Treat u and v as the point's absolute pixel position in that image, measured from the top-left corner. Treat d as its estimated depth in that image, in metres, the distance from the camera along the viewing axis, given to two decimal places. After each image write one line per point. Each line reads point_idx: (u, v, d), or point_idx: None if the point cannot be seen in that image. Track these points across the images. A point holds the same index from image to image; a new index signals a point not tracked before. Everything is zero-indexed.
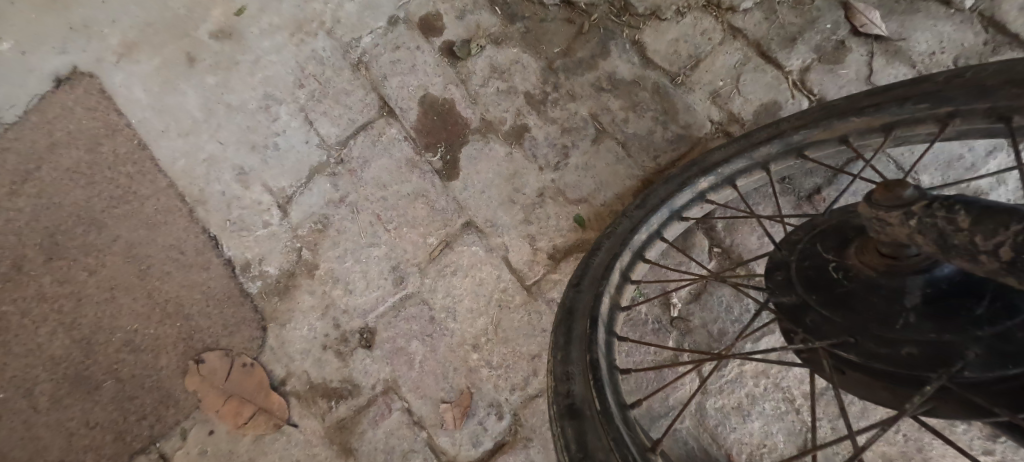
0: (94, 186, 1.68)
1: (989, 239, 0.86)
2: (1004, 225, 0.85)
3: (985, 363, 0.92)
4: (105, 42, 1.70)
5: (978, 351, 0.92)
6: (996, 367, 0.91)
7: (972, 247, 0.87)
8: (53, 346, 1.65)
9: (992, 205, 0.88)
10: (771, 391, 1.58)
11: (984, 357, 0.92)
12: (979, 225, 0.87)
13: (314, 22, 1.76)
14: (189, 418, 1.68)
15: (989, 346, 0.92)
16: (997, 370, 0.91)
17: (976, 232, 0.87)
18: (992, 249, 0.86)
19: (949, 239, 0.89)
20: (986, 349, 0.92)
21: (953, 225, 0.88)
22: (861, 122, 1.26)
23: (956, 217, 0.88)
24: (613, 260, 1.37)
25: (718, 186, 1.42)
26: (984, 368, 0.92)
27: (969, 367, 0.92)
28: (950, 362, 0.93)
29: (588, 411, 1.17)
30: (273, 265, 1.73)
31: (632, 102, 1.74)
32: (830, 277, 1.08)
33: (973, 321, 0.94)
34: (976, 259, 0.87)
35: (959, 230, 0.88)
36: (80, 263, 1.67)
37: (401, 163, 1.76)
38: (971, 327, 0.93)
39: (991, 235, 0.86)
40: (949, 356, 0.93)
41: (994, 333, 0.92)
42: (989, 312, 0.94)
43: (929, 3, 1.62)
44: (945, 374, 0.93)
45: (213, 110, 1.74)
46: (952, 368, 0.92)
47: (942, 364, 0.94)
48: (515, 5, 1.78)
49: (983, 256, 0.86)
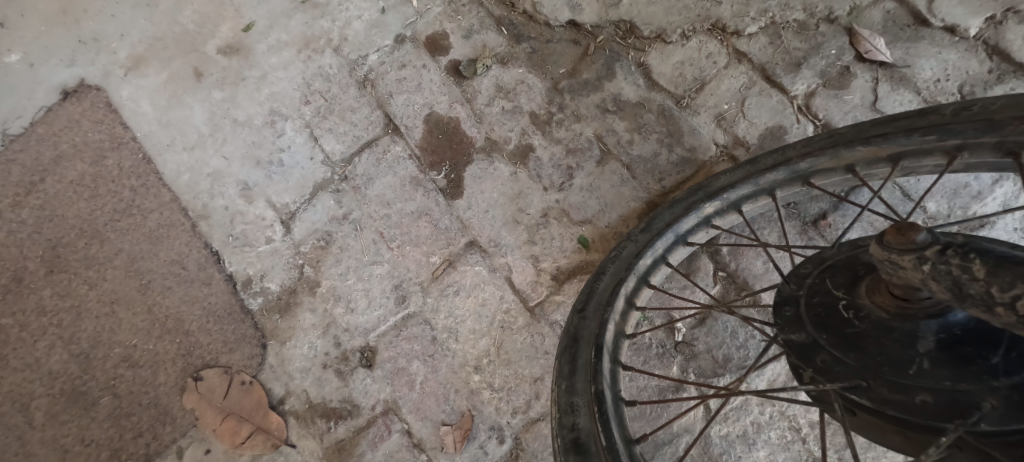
0: (97, 199, 1.68)
1: (1006, 291, 0.86)
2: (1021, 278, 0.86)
3: (1002, 415, 0.92)
4: (112, 55, 1.71)
5: (994, 402, 0.93)
6: (1013, 420, 0.91)
7: (988, 298, 0.87)
8: (51, 360, 1.63)
9: (1007, 257, 0.89)
10: (777, 420, 1.57)
11: (1001, 409, 0.92)
12: (996, 276, 0.87)
13: (322, 39, 1.77)
14: (186, 437, 1.65)
15: (1006, 397, 0.92)
16: (1013, 424, 0.91)
17: (992, 283, 0.87)
18: (1008, 301, 0.86)
19: (964, 287, 0.89)
20: (1003, 399, 0.92)
21: (968, 273, 0.89)
22: (867, 152, 1.26)
23: (971, 265, 0.89)
24: (618, 285, 1.36)
25: (724, 211, 1.41)
26: (1000, 420, 0.91)
27: (985, 418, 0.92)
28: (966, 412, 0.93)
29: (595, 446, 1.16)
30: (274, 281, 1.71)
31: (637, 123, 1.74)
32: (841, 316, 1.08)
33: (989, 370, 0.94)
34: (991, 310, 0.87)
35: (975, 279, 0.88)
36: (80, 277, 1.66)
37: (405, 181, 1.76)
38: (987, 377, 0.94)
39: (1008, 288, 0.86)
40: (966, 407, 0.93)
41: (1010, 384, 0.93)
42: (1005, 362, 0.94)
43: (935, 31, 1.63)
44: (961, 426, 0.93)
45: (219, 125, 1.74)
46: (969, 419, 0.92)
47: (959, 415, 0.93)
48: (521, 25, 1.79)
49: (999, 308, 0.86)
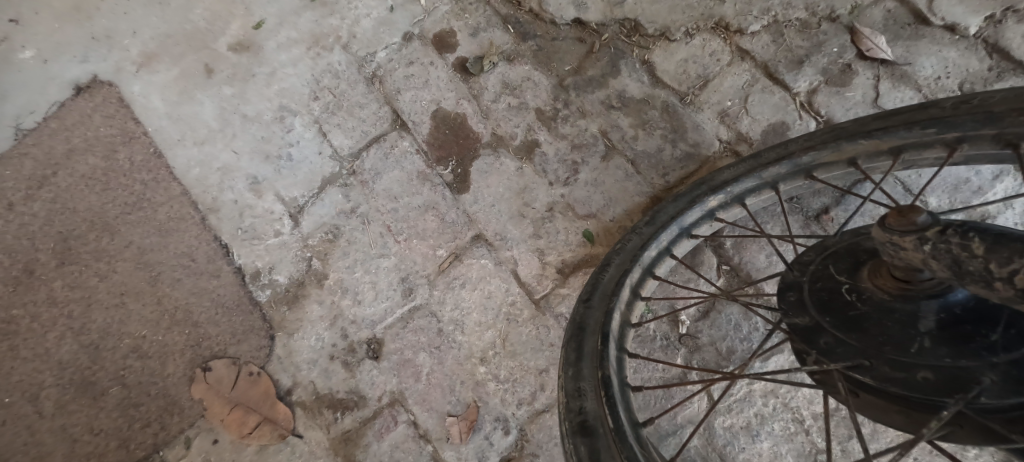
0: (109, 192, 1.70)
1: (1004, 266, 0.87)
2: (1018, 253, 0.87)
3: (1001, 389, 0.93)
4: (125, 52, 1.74)
5: (993, 377, 0.94)
6: (1013, 394, 0.92)
7: (988, 274, 0.89)
8: (61, 350, 1.64)
9: (1005, 233, 0.91)
10: (780, 411, 1.58)
11: (1000, 383, 0.93)
12: (994, 252, 0.89)
13: (330, 37, 1.80)
14: (193, 427, 1.66)
15: (1005, 372, 0.94)
16: (1013, 398, 0.92)
17: (990, 259, 0.88)
18: (1006, 276, 0.87)
19: (964, 265, 0.91)
20: (1002, 375, 0.94)
21: (967, 251, 0.91)
22: (869, 145, 1.28)
23: (970, 243, 0.91)
24: (624, 275, 1.38)
25: (727, 204, 1.43)
26: (1000, 394, 0.93)
27: (985, 392, 0.93)
28: (966, 387, 0.94)
29: (601, 428, 1.18)
30: (282, 274, 1.73)
31: (642, 119, 1.76)
32: (844, 298, 1.09)
33: (988, 346, 0.96)
34: (990, 285, 0.89)
35: (974, 256, 0.90)
36: (91, 268, 1.68)
37: (412, 175, 1.78)
38: (987, 353, 0.95)
39: (1006, 263, 0.87)
40: (966, 382, 0.95)
41: (1009, 360, 0.94)
42: (1004, 339, 0.96)
43: (935, 29, 1.65)
44: (961, 400, 0.94)
45: (228, 120, 1.76)
46: (969, 394, 0.94)
47: (959, 390, 0.95)
48: (527, 24, 1.82)
49: (998, 283, 0.88)
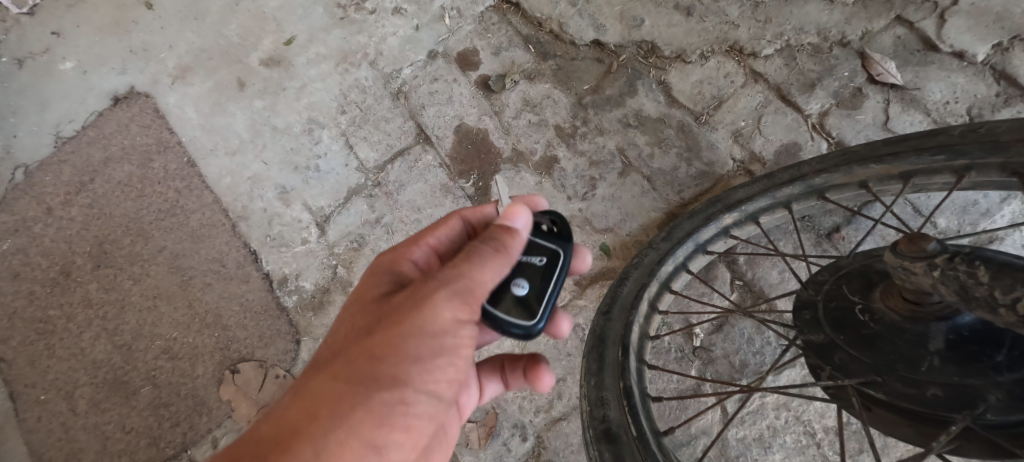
0: (143, 199, 1.78)
1: (1007, 293, 0.93)
2: (1020, 282, 0.92)
3: (1006, 406, 0.98)
4: (161, 64, 1.84)
5: (999, 395, 0.99)
6: (1017, 411, 0.98)
7: (992, 300, 0.94)
8: (96, 350, 1.71)
9: (1010, 263, 0.96)
10: (792, 424, 1.62)
11: (1005, 401, 0.99)
12: (998, 279, 0.94)
13: (359, 54, 1.88)
14: (220, 427, 1.71)
15: (1010, 390, 0.99)
16: (1018, 415, 0.98)
17: (995, 286, 0.94)
18: (1010, 302, 0.93)
19: (971, 291, 0.96)
20: (1007, 393, 0.99)
21: (974, 278, 0.96)
22: (880, 169, 1.33)
23: (976, 271, 0.96)
24: (642, 289, 1.43)
25: (741, 222, 1.48)
26: (1005, 411, 0.98)
27: (991, 409, 0.99)
28: (973, 404, 1.00)
29: (625, 435, 1.25)
30: (309, 281, 1.79)
31: (658, 138, 1.82)
32: (857, 318, 1.14)
33: (994, 366, 1.01)
34: (995, 310, 0.94)
35: (979, 283, 0.95)
36: (125, 272, 1.75)
37: (435, 187, 1.83)
38: (991, 372, 1.00)
39: (1009, 290, 0.93)
40: (972, 399, 1.00)
41: (1013, 379, 0.99)
42: (1009, 360, 1.01)
43: (943, 56, 1.71)
44: (969, 416, 0.99)
45: (259, 132, 1.83)
46: (976, 410, 0.99)
47: (967, 406, 1.00)
48: (548, 44, 1.89)
49: (1002, 308, 0.93)
